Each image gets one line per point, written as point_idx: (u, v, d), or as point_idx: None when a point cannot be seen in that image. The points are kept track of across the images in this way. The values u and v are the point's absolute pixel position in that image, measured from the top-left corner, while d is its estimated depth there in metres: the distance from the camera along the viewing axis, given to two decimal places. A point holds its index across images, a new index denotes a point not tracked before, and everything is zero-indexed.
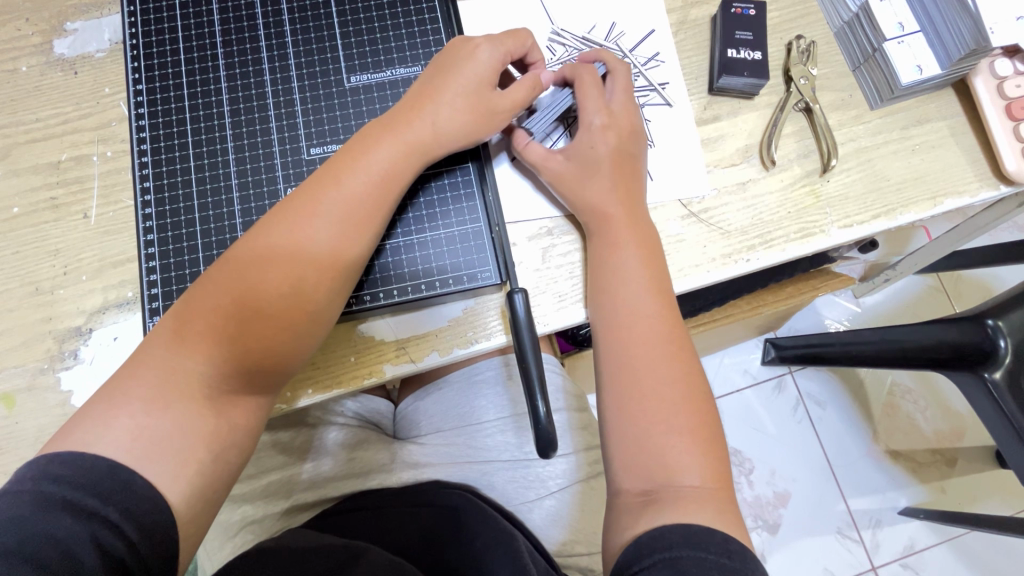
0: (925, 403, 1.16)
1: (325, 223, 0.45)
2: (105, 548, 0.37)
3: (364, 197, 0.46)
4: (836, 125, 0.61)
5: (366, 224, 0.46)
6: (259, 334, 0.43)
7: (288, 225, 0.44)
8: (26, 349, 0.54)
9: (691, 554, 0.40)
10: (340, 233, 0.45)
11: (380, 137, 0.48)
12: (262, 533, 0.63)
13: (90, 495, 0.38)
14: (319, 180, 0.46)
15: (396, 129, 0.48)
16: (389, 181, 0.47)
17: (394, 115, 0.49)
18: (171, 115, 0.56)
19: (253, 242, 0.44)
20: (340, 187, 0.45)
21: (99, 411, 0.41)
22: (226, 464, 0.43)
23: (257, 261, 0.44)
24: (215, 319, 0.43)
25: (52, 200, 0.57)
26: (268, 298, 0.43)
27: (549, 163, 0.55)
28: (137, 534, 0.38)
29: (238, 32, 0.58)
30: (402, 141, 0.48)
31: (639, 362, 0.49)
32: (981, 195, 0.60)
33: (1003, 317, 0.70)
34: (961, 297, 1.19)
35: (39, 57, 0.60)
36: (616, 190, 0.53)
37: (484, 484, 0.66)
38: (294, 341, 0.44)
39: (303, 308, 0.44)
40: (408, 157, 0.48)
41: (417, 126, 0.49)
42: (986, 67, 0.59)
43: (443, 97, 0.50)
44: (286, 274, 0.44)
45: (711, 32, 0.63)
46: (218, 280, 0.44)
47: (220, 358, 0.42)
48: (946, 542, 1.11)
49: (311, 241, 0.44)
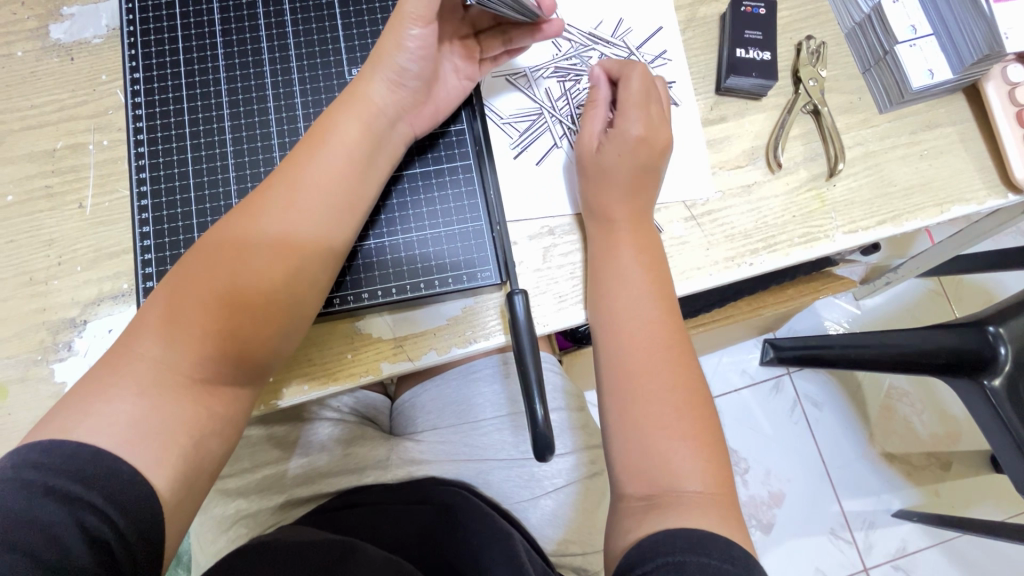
0: (922, 406, 1.16)
1: (292, 202, 0.44)
2: (91, 532, 0.36)
3: (326, 175, 0.45)
4: (844, 128, 0.60)
5: (339, 208, 0.46)
6: (225, 320, 0.42)
7: (255, 213, 0.44)
8: (19, 340, 0.54)
9: (695, 558, 0.39)
10: (300, 216, 0.44)
11: (336, 114, 0.47)
12: (255, 527, 0.63)
13: (73, 480, 0.37)
14: (284, 168, 0.46)
15: (343, 103, 0.48)
16: (351, 158, 0.47)
17: (348, 96, 0.48)
18: (168, 105, 0.55)
19: (221, 228, 0.44)
20: (298, 170, 0.45)
21: (86, 399, 0.40)
22: (209, 451, 0.43)
23: (218, 251, 0.43)
24: (182, 308, 0.42)
25: (47, 188, 0.56)
26: (232, 283, 0.42)
27: (626, 141, 0.52)
28: (123, 519, 0.37)
29: (238, 21, 0.57)
30: (348, 112, 0.47)
31: (632, 355, 0.49)
32: (988, 202, 0.59)
33: (1004, 325, 0.69)
34: (961, 302, 1.19)
35: (35, 43, 0.59)
36: (629, 197, 0.53)
37: (481, 482, 0.66)
38: (262, 328, 0.43)
39: (262, 289, 0.43)
40: (356, 125, 0.47)
41: (370, 103, 0.48)
42: (998, 72, 0.58)
43: (393, 66, 0.48)
44: (260, 257, 0.43)
45: (721, 30, 0.61)
46: (183, 272, 0.43)
47: (190, 347, 0.42)
48: (937, 545, 1.11)
49: (266, 222, 0.44)
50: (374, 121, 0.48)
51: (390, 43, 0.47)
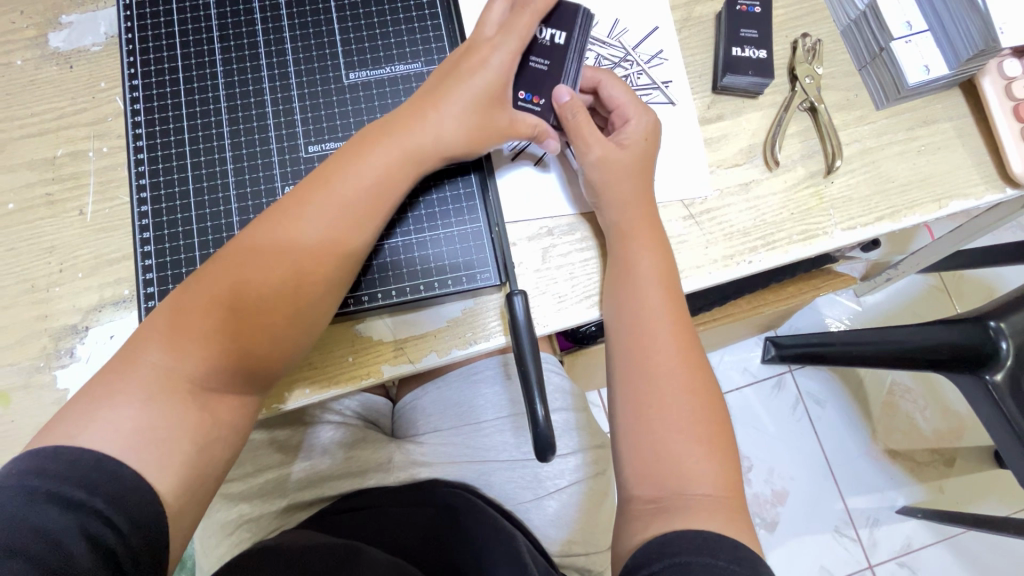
0: (925, 402, 1.16)
1: (325, 224, 0.45)
2: (96, 539, 0.36)
3: (363, 207, 0.46)
4: (840, 125, 0.60)
5: (365, 230, 0.46)
6: (244, 331, 0.43)
7: (289, 220, 0.44)
8: (21, 347, 0.54)
9: (700, 559, 0.40)
10: (331, 239, 0.45)
11: (384, 145, 0.47)
12: (258, 532, 0.62)
13: (77, 486, 0.37)
14: (322, 183, 0.46)
15: (393, 132, 0.48)
16: (389, 192, 0.47)
17: (400, 123, 0.48)
18: (168, 112, 0.56)
19: (252, 231, 0.45)
20: (338, 196, 0.45)
21: (89, 406, 0.40)
22: (213, 457, 0.43)
23: (249, 258, 0.44)
24: (205, 311, 0.43)
25: (47, 196, 0.57)
26: (255, 295, 0.43)
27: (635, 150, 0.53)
28: (127, 525, 0.37)
29: (236, 27, 0.57)
30: (395, 144, 0.47)
31: (649, 356, 0.49)
32: (986, 197, 0.59)
33: (1005, 318, 0.69)
34: (962, 297, 1.19)
35: (34, 51, 0.59)
36: (642, 203, 0.53)
37: (483, 484, 0.66)
38: (277, 342, 0.44)
39: (283, 306, 0.44)
40: (401, 161, 0.47)
41: (422, 144, 0.48)
42: (994, 67, 0.58)
43: (451, 115, 0.48)
44: (289, 269, 0.44)
45: (716, 29, 0.62)
46: (211, 274, 0.44)
47: (203, 355, 0.42)
48: (942, 542, 1.11)
49: (295, 239, 0.44)
50: (419, 160, 0.48)
51: (462, 84, 0.48)
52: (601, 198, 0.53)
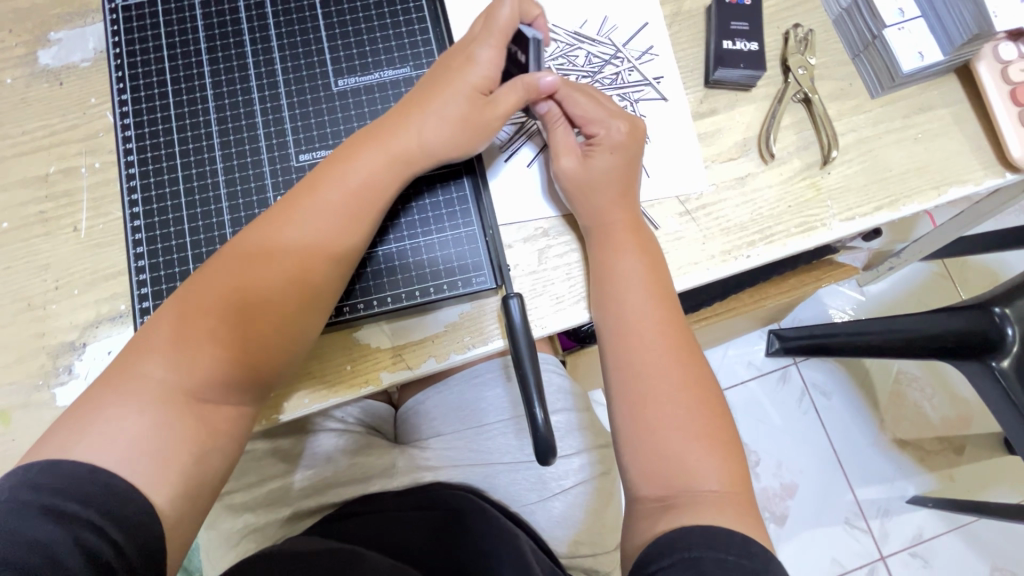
0: (932, 390, 1.15)
1: (310, 231, 0.45)
2: (91, 550, 0.36)
3: (348, 212, 0.46)
4: (835, 115, 0.60)
5: (351, 234, 0.46)
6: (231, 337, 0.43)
7: (277, 227, 0.45)
8: (20, 365, 0.54)
9: (712, 555, 0.39)
10: (315, 245, 0.45)
11: (371, 150, 0.47)
12: (263, 542, 0.62)
13: (69, 499, 0.37)
14: (309, 189, 0.46)
15: (379, 137, 0.48)
16: (374, 197, 0.47)
17: (387, 127, 0.48)
18: (157, 125, 0.55)
19: (242, 238, 0.45)
20: (324, 202, 0.45)
21: (83, 420, 0.40)
22: (209, 467, 0.43)
23: (237, 264, 0.44)
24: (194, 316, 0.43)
25: (41, 214, 0.57)
26: (242, 301, 0.43)
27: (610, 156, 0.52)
28: (122, 536, 0.37)
29: (223, 38, 0.57)
30: (380, 148, 0.47)
31: (638, 356, 0.49)
32: (986, 182, 0.59)
33: (1010, 304, 0.67)
34: (966, 283, 1.18)
35: (24, 69, 0.59)
36: (626, 202, 0.52)
37: (488, 487, 0.66)
38: (264, 350, 0.44)
39: (269, 313, 0.44)
40: (386, 164, 0.47)
41: (406, 147, 0.48)
42: (989, 51, 0.58)
43: (435, 117, 0.48)
44: (275, 275, 0.44)
45: (707, 23, 0.61)
46: (202, 279, 0.44)
47: (192, 364, 0.42)
48: (955, 530, 1.10)
49: (280, 245, 0.45)
50: (404, 162, 0.48)
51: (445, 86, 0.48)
52: (585, 201, 0.53)
